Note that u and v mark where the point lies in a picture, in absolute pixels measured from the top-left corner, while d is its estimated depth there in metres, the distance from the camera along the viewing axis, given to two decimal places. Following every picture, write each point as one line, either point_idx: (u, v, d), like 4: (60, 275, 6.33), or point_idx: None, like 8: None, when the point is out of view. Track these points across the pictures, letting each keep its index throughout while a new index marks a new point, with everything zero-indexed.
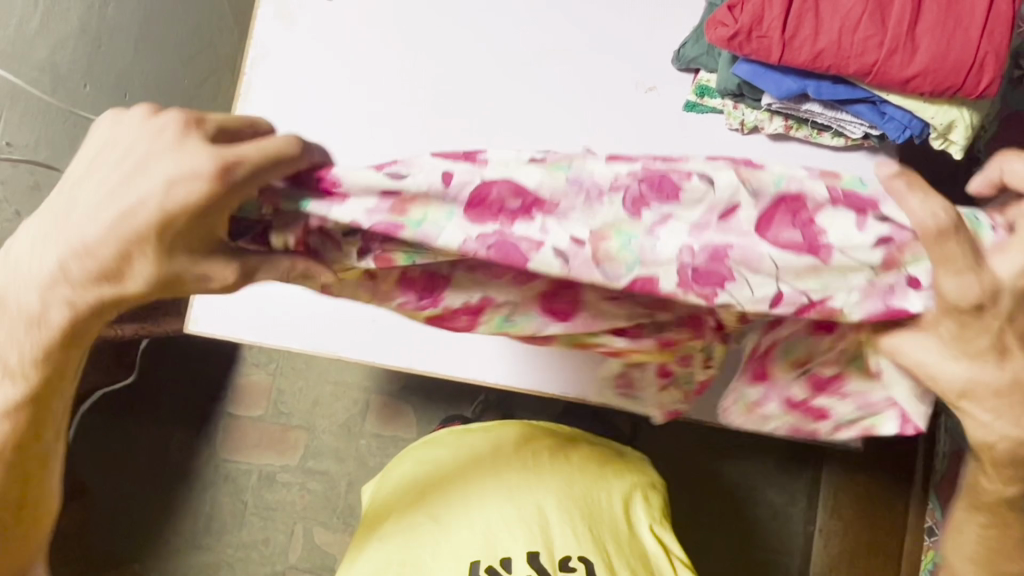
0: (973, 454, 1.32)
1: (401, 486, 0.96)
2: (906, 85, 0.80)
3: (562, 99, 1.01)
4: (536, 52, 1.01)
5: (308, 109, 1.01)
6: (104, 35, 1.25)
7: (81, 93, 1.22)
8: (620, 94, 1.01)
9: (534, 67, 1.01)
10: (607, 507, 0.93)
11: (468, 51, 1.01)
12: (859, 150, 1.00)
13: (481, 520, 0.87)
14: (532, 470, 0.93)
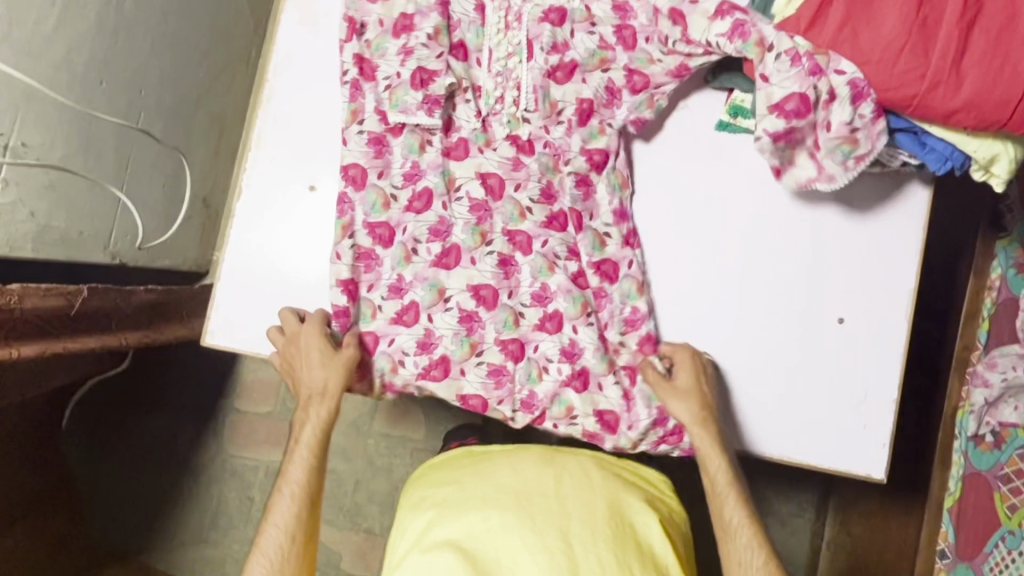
0: (987, 477, 1.31)
1: (428, 510, 0.92)
2: (947, 118, 0.77)
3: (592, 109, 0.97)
4: (575, 59, 0.95)
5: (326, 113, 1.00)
6: (122, 32, 1.23)
7: (97, 91, 1.19)
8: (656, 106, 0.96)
9: (568, 77, 0.96)
10: (635, 546, 0.86)
11: (501, 57, 0.97)
12: (894, 175, 0.98)
13: (504, 544, 0.83)
14: (553, 496, 0.89)
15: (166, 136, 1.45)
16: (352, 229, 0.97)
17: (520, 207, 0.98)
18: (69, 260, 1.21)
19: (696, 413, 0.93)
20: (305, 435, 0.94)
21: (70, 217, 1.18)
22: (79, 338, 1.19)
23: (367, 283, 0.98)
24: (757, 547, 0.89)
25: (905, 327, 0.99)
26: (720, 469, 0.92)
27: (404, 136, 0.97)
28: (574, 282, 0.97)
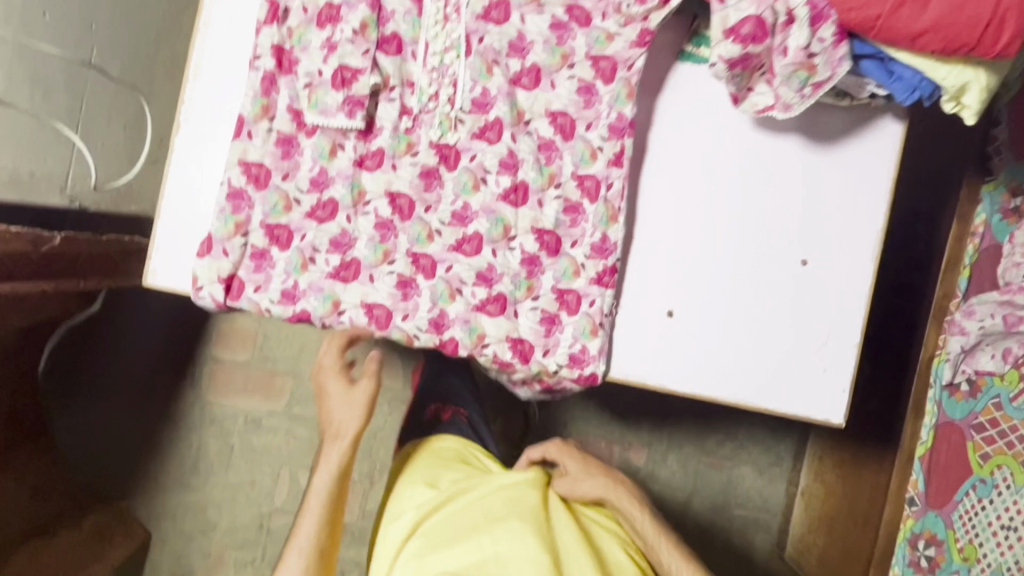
0: (961, 427, 1.30)
1: (416, 541, 0.93)
2: (913, 41, 0.72)
3: (550, 91, 0.91)
4: (538, 62, 0.90)
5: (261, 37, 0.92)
6: None
7: (40, 23, 1.15)
8: (618, 91, 0.88)
9: (535, 83, 0.91)
10: (608, 563, 0.90)
11: (437, 51, 0.91)
12: (863, 111, 0.94)
13: (494, 568, 0.84)
14: (534, 522, 0.89)
15: (123, 75, 1.40)
16: (247, 229, 0.89)
17: (428, 229, 0.92)
18: (23, 202, 1.18)
19: (609, 483, 1.02)
20: (317, 489, 1.02)
21: (18, 154, 1.15)
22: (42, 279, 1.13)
23: (256, 283, 0.91)
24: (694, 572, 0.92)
25: (871, 269, 0.96)
26: (646, 522, 0.98)
27: (317, 137, 0.90)
28: (475, 311, 0.92)
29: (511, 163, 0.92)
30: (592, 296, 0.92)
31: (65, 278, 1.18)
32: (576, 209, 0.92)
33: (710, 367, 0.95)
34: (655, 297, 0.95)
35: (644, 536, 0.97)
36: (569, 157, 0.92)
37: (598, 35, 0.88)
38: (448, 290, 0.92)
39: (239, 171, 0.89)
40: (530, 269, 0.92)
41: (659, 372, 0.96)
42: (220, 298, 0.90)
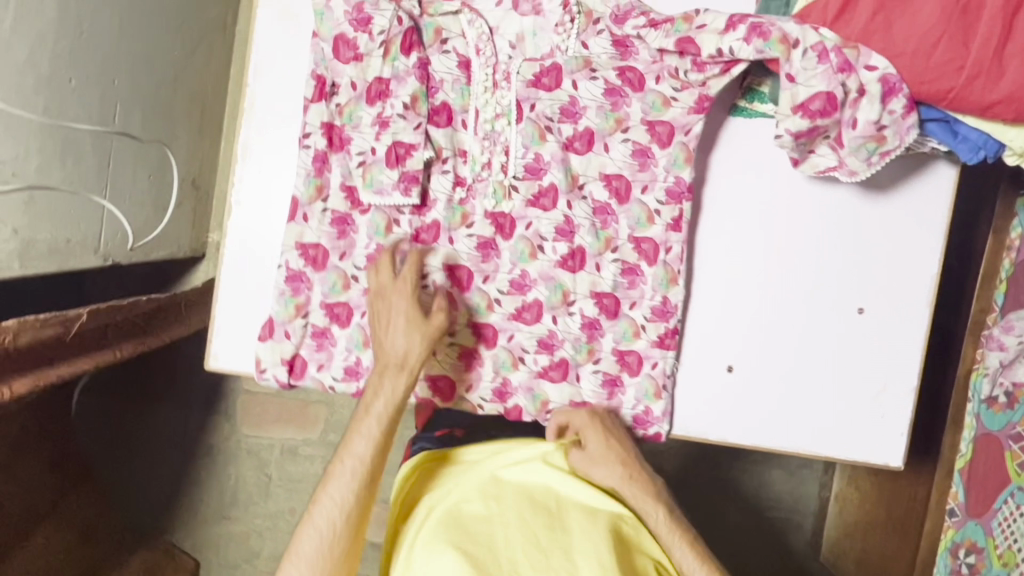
0: (999, 437, 1.28)
1: None
2: (985, 111, 0.71)
3: (604, 155, 0.90)
4: (591, 127, 0.89)
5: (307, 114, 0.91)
6: (87, 20, 1.13)
7: (68, 89, 1.11)
8: (675, 154, 0.88)
9: (588, 147, 0.90)
10: None
11: (488, 118, 0.90)
12: (917, 157, 0.94)
13: None
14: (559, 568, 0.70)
15: (144, 125, 1.38)
16: (307, 309, 0.89)
17: (488, 299, 0.92)
18: (61, 270, 1.15)
19: (626, 464, 0.87)
20: (358, 453, 0.82)
21: (54, 227, 1.12)
22: (79, 360, 1.08)
23: (319, 362, 0.91)
24: (715, 575, 0.79)
25: (927, 313, 0.96)
26: (661, 521, 0.83)
27: (372, 214, 0.89)
28: (538, 378, 0.94)
29: (567, 230, 0.91)
30: (653, 359, 0.93)
31: (98, 353, 1.13)
32: (633, 272, 0.92)
33: (770, 418, 0.96)
34: (714, 353, 0.96)
35: (654, 526, 0.83)
36: (626, 220, 0.91)
37: (654, 99, 0.87)
38: (511, 357, 0.93)
39: (296, 254, 0.88)
40: (591, 333, 0.93)
41: (720, 426, 0.96)
42: (284, 379, 0.90)
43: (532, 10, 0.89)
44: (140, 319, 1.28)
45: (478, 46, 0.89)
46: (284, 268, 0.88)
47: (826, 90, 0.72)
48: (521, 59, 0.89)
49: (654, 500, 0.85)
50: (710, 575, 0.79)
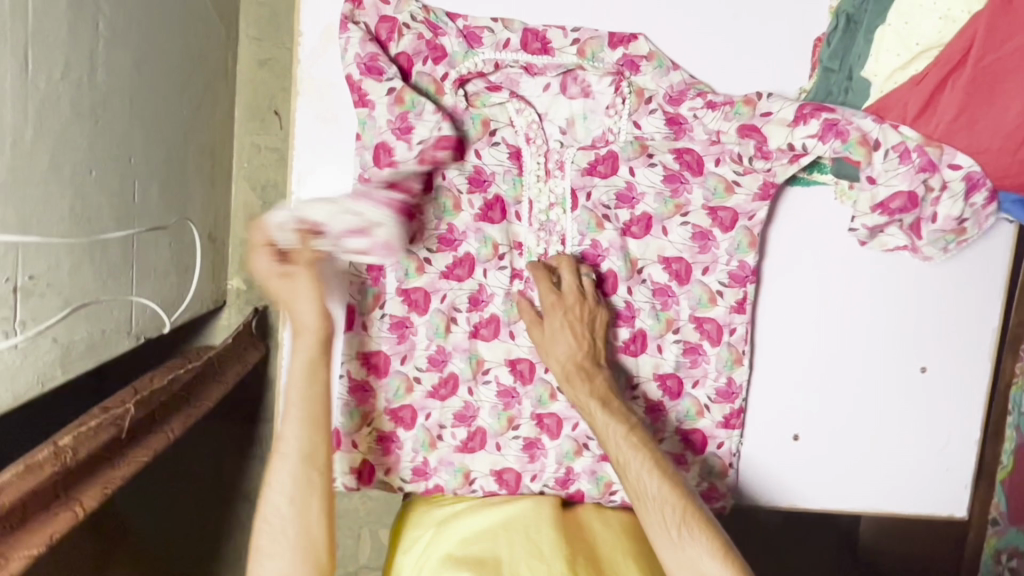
0: None
1: None
2: None
3: (663, 238, 0.89)
4: (649, 212, 0.88)
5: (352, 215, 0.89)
6: (99, 104, 1.09)
7: (89, 179, 1.07)
8: (738, 240, 0.88)
9: (645, 231, 0.89)
10: None
11: (542, 208, 0.89)
12: None
13: None
14: None
15: (160, 191, 1.33)
16: (372, 416, 0.89)
17: (551, 388, 0.92)
18: (100, 362, 1.12)
19: (580, 358, 0.85)
20: (283, 460, 0.77)
21: (90, 323, 1.09)
22: (135, 454, 0.96)
23: (386, 466, 0.90)
24: (667, 489, 0.78)
25: (989, 366, 0.96)
26: (641, 466, 0.79)
27: (430, 315, 0.89)
28: (603, 462, 0.94)
29: (627, 315, 0.91)
30: (719, 440, 0.94)
31: (156, 436, 1.02)
32: (695, 352, 0.92)
33: (839, 481, 0.97)
34: (780, 424, 0.96)
35: (621, 464, 0.80)
36: (688, 303, 0.90)
37: (716, 184, 0.87)
38: (577, 444, 0.93)
39: (357, 362, 0.88)
40: (657, 416, 0.93)
41: (790, 492, 0.97)
42: (354, 486, 0.90)
43: (581, 92, 0.89)
44: (180, 391, 1.12)
45: (528, 134, 0.89)
46: (349, 378, 0.88)
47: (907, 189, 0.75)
48: (574, 146, 0.89)
49: (623, 425, 0.82)
50: (662, 486, 0.78)
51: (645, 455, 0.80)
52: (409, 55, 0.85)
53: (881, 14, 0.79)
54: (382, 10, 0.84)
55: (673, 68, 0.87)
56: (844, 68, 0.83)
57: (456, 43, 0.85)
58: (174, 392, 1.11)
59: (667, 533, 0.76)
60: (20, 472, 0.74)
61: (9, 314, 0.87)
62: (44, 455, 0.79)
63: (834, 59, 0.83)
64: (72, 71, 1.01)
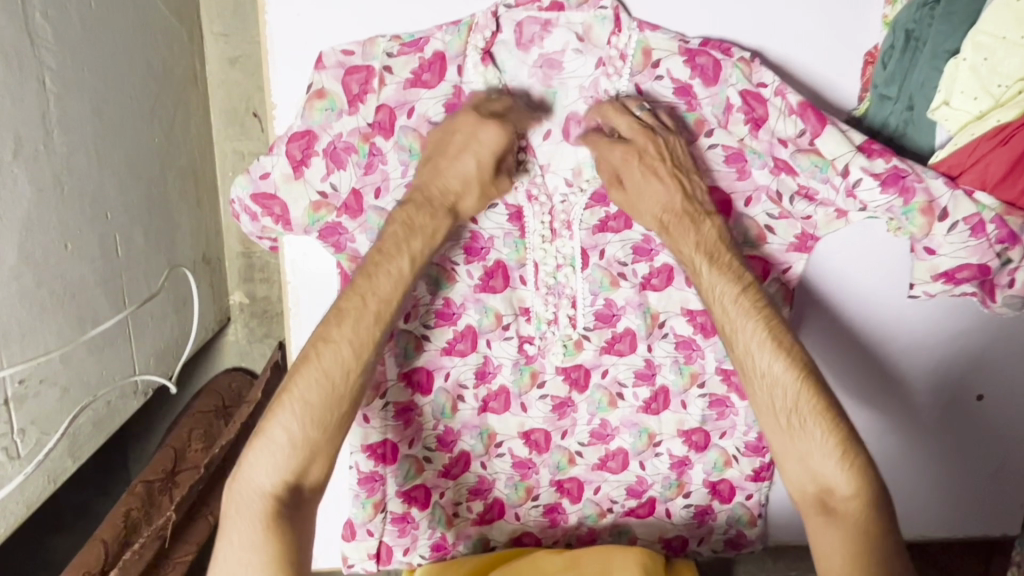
0: None
1: None
2: None
3: (687, 290, 0.85)
4: (671, 263, 0.84)
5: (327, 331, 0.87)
6: (63, 172, 1.03)
7: (66, 256, 1.03)
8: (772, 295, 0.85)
9: (667, 283, 0.85)
10: None
11: (550, 271, 0.83)
12: None
13: None
14: None
15: (147, 236, 1.28)
16: (385, 504, 0.89)
17: (569, 453, 0.91)
18: (110, 432, 1.14)
19: (675, 204, 0.76)
20: (322, 363, 0.72)
21: (94, 396, 1.09)
22: (181, 553, 0.97)
23: (403, 546, 0.91)
24: (782, 366, 0.75)
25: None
26: (761, 346, 0.75)
27: (435, 395, 0.87)
28: (624, 516, 0.94)
29: (648, 373, 0.88)
30: (748, 490, 0.94)
31: (200, 526, 1.01)
32: (718, 404, 0.89)
33: None
34: None
35: (743, 353, 0.76)
36: (711, 362, 0.88)
37: (749, 231, 0.82)
38: (599, 504, 0.93)
39: (365, 456, 0.86)
40: (681, 470, 0.92)
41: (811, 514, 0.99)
42: (373, 568, 0.92)
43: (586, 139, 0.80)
44: (197, 492, 1.04)
45: (530, 191, 0.81)
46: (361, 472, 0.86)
47: (981, 261, 0.75)
48: (581, 200, 0.81)
49: (744, 300, 0.76)
50: (773, 355, 0.75)
51: (773, 348, 0.75)
52: (392, 107, 0.77)
53: (954, 35, 0.71)
54: (347, 63, 0.75)
55: (752, 60, 0.76)
56: (902, 96, 0.77)
57: (430, 99, 0.78)
58: (210, 469, 1.06)
59: (784, 430, 0.75)
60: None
61: (5, 428, 0.89)
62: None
63: (891, 83, 0.77)
64: (26, 145, 0.94)
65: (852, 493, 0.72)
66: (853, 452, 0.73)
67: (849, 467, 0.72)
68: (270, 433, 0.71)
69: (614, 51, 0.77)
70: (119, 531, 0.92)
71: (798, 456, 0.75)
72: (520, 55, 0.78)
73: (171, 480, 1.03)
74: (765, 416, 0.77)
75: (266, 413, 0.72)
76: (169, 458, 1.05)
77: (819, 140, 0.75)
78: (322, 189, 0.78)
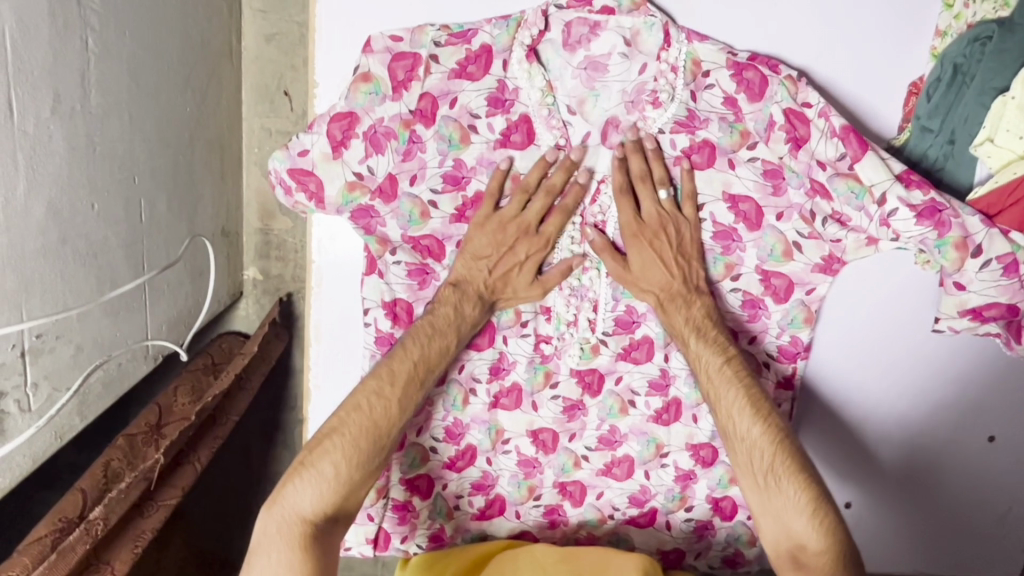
0: None
1: None
2: None
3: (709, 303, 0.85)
4: None
5: (344, 309, 0.86)
6: (96, 131, 1.03)
7: (92, 216, 1.04)
8: (793, 314, 0.85)
9: None
10: None
11: (575, 272, 0.83)
12: None
13: None
14: None
15: (170, 204, 1.28)
16: (388, 489, 0.89)
17: (575, 456, 0.91)
18: (117, 394, 1.14)
19: (673, 284, 0.81)
20: (370, 406, 0.74)
21: (105, 357, 1.09)
22: (165, 496, 0.92)
23: (401, 534, 0.92)
24: (757, 426, 0.76)
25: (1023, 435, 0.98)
26: (737, 402, 0.78)
27: (447, 387, 0.87)
28: (625, 523, 0.94)
29: (662, 383, 0.88)
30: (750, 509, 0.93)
31: (183, 471, 0.97)
32: None
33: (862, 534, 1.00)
34: None
35: (723, 412, 0.78)
36: None
37: (773, 244, 0.81)
38: (600, 511, 0.93)
39: None
40: (685, 483, 0.92)
41: None
42: (370, 553, 0.92)
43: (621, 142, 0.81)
44: (184, 441, 0.99)
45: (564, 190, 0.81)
46: None
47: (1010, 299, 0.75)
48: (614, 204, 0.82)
49: (724, 366, 0.79)
50: (749, 417, 0.77)
51: (749, 409, 0.77)
52: (435, 96, 0.78)
53: (1001, 73, 0.72)
54: (396, 49, 0.76)
55: (798, 79, 0.77)
56: (944, 129, 0.77)
57: (473, 91, 0.79)
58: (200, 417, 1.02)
59: (759, 484, 0.76)
60: (57, 561, 0.73)
61: (20, 380, 0.89)
62: (73, 537, 0.76)
63: (934, 116, 0.78)
64: (63, 103, 0.95)
65: (822, 548, 0.71)
66: (825, 511, 0.72)
67: (820, 524, 0.72)
68: (316, 465, 0.71)
69: (664, 65, 0.78)
70: (99, 477, 0.84)
71: (775, 512, 0.74)
72: (566, 57, 0.80)
73: (158, 425, 0.97)
74: (742, 474, 0.77)
75: (313, 442, 0.73)
76: (153, 412, 0.98)
77: (859, 165, 0.75)
78: (359, 170, 0.79)
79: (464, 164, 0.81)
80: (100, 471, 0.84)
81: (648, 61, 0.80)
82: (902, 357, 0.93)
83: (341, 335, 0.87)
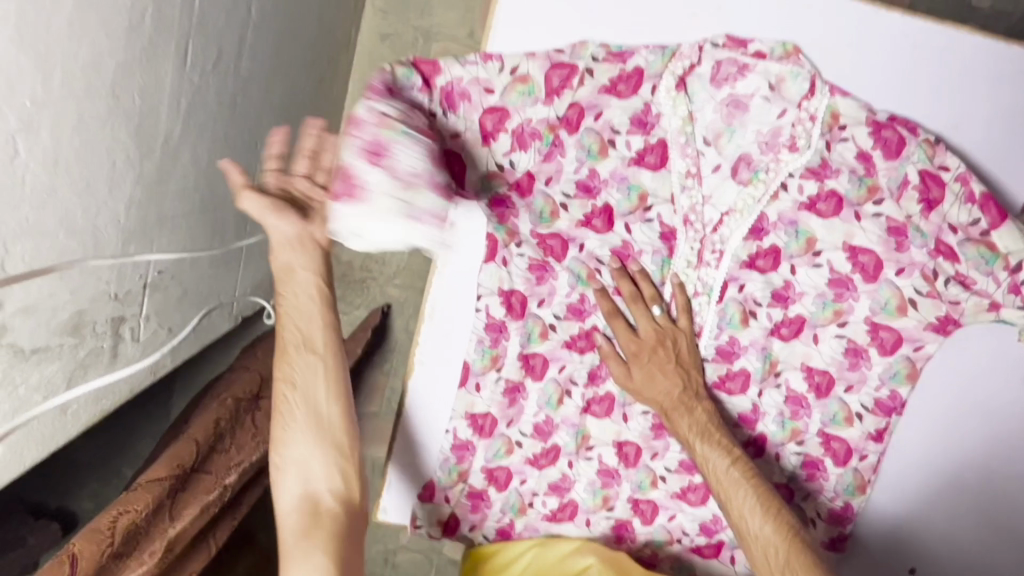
0: None
1: None
2: None
3: (812, 345, 0.87)
4: (805, 314, 0.86)
5: (463, 293, 0.88)
6: (238, 93, 1.09)
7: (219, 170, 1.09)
8: (896, 368, 0.87)
9: (796, 334, 0.87)
10: None
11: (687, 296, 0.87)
12: None
13: None
14: None
15: None
16: (469, 475, 0.92)
17: (653, 475, 0.92)
18: (202, 345, 1.17)
19: (676, 394, 0.85)
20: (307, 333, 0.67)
21: (200, 307, 1.12)
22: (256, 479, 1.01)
23: (471, 522, 0.94)
24: (762, 519, 0.77)
25: None
26: (746, 498, 0.79)
27: (545, 384, 0.89)
28: (691, 551, 0.94)
29: (752, 418, 0.90)
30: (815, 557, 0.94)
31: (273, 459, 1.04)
32: (811, 469, 0.91)
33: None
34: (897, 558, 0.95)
35: (731, 508, 0.79)
36: (817, 422, 0.90)
37: (888, 297, 0.84)
38: (669, 534, 0.94)
39: (465, 423, 0.90)
40: None
41: None
42: (437, 536, 0.95)
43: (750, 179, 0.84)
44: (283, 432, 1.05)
45: (688, 216, 0.85)
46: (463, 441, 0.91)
47: None
48: (736, 237, 0.85)
49: (725, 461, 0.81)
50: (755, 510, 0.78)
51: (754, 501, 0.78)
52: (584, 106, 0.82)
53: None
54: (556, 58, 0.81)
55: (935, 143, 0.81)
56: None
57: (618, 109, 0.83)
58: None
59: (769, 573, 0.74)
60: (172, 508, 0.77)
61: (137, 310, 0.92)
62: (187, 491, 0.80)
63: None
64: (223, 60, 1.00)
65: None
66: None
67: None
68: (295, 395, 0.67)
69: (804, 114, 0.82)
70: (209, 434, 0.89)
71: None
72: (710, 91, 0.83)
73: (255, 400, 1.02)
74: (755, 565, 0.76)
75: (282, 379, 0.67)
76: (253, 383, 1.04)
77: (995, 233, 0.80)
78: (502, 162, 0.83)
79: (598, 174, 0.84)
80: (214, 430, 0.90)
81: (789, 108, 0.82)
82: (994, 434, 0.90)
83: (455, 318, 0.89)
